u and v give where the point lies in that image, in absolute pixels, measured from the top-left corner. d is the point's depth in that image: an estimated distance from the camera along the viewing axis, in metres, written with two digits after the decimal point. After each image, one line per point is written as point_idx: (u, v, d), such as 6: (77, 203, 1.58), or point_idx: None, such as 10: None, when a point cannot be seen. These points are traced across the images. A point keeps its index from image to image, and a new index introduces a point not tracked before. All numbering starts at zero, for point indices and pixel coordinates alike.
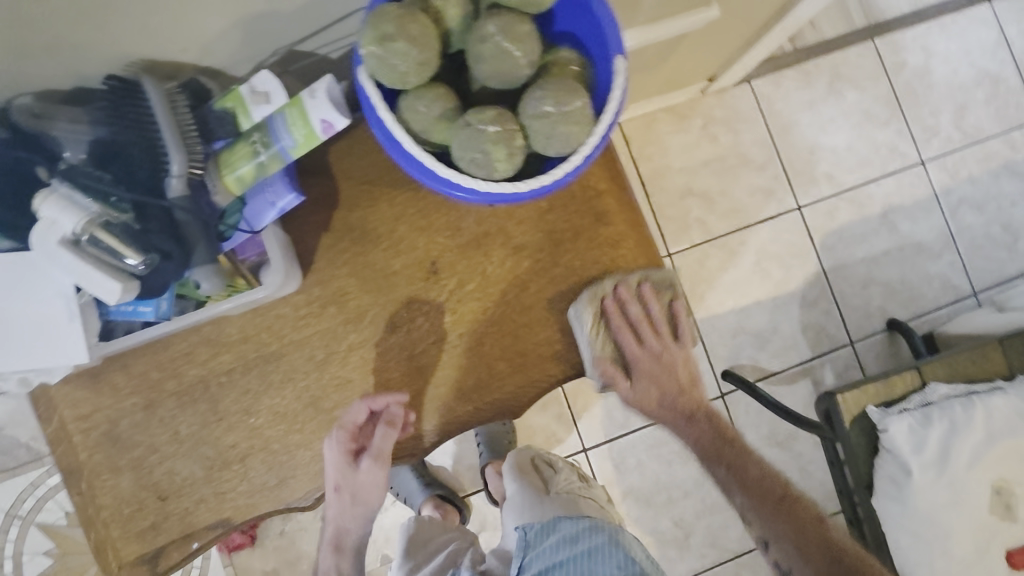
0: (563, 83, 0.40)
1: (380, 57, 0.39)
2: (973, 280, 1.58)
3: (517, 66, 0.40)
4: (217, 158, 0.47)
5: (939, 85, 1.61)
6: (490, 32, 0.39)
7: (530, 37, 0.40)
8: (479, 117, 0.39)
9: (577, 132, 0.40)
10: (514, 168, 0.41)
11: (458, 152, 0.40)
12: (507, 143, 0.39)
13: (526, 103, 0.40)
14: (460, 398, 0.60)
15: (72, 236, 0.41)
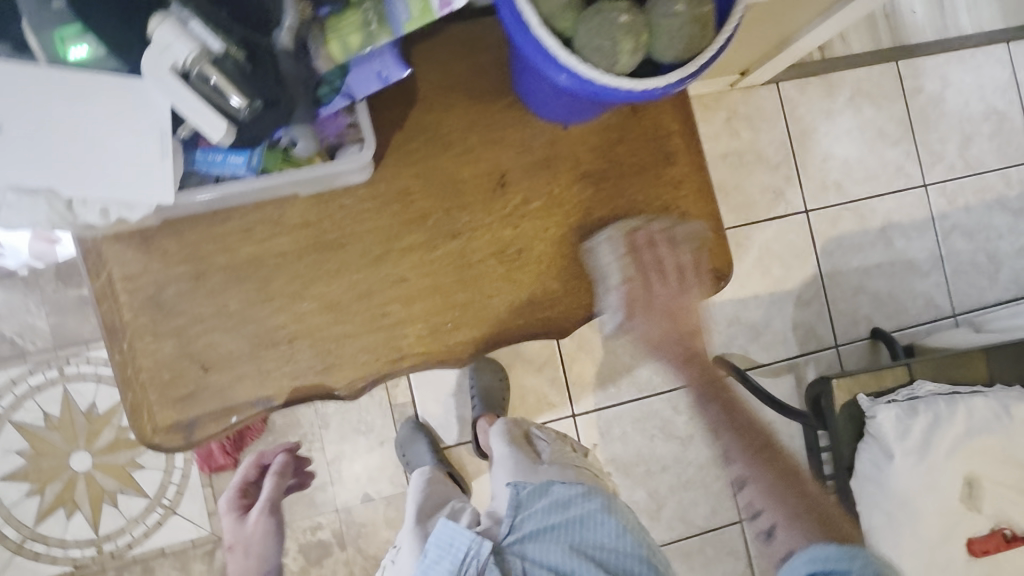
0: None
1: None
2: (954, 301, 1.66)
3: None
4: (324, 21, 0.46)
5: (950, 113, 1.68)
6: None
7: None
8: (612, 7, 0.41)
9: (700, 36, 0.42)
10: (633, 65, 0.43)
11: (582, 41, 0.42)
12: (636, 36, 0.41)
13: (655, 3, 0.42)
14: (512, 310, 0.62)
15: (182, 66, 0.40)
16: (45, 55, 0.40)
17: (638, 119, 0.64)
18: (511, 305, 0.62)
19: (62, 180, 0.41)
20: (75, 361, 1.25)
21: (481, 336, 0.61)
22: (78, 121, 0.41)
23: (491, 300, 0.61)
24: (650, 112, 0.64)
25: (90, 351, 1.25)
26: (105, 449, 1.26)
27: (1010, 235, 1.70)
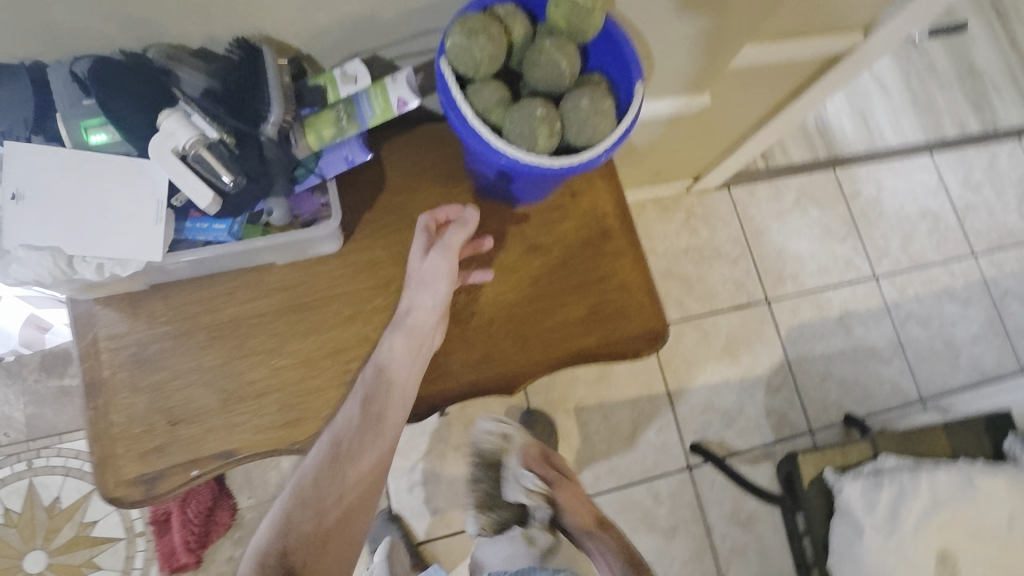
0: (595, 90, 0.53)
1: (464, 46, 0.50)
2: (922, 387, 1.71)
3: (565, 69, 0.53)
4: (304, 119, 0.58)
5: (888, 214, 1.85)
6: (547, 46, 0.53)
7: (576, 56, 0.53)
8: (531, 102, 0.51)
9: (604, 125, 0.52)
10: (551, 147, 0.52)
11: (511, 128, 0.52)
12: (550, 123, 0.51)
13: (577, 94, 0.53)
14: (464, 368, 0.66)
15: (181, 149, 0.50)
16: (69, 139, 0.49)
17: (579, 200, 0.74)
18: (464, 364, 0.66)
19: (67, 240, 0.49)
20: (44, 453, 1.24)
21: (437, 394, 0.66)
22: (90, 190, 0.49)
23: (447, 358, 0.66)
24: (589, 197, 0.74)
25: (61, 442, 1.25)
26: (61, 548, 1.21)
27: (963, 322, 1.79)
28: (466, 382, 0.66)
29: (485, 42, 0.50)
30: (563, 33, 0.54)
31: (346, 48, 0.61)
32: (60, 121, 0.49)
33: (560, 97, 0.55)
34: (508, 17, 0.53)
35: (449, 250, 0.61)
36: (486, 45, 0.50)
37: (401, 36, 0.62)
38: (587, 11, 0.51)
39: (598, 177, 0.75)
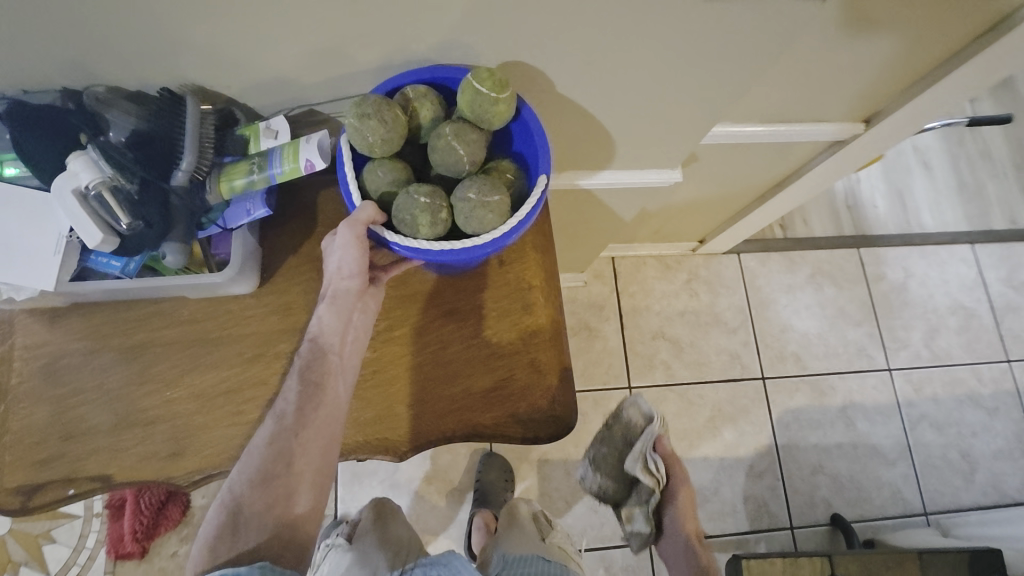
0: (486, 182, 0.54)
1: (356, 127, 0.52)
2: (926, 499, 1.57)
3: (461, 158, 0.54)
4: (222, 167, 0.60)
5: (914, 303, 1.72)
6: (445, 133, 0.54)
7: (476, 144, 0.54)
8: (417, 190, 0.53)
9: (491, 219, 0.53)
10: (436, 234, 0.54)
11: (397, 210, 0.54)
12: (431, 214, 0.52)
13: (467, 182, 0.54)
14: (354, 427, 0.67)
15: (84, 188, 0.52)
16: None
17: (505, 270, 0.72)
18: (355, 422, 0.67)
19: None
20: None
21: None
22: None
23: None
24: (517, 268, 0.72)
25: None
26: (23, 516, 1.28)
27: (984, 434, 1.65)
28: (354, 439, 0.66)
29: (379, 125, 0.52)
30: (467, 121, 0.55)
31: (281, 103, 0.63)
32: None
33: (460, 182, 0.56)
34: (416, 96, 0.55)
35: (363, 226, 0.55)
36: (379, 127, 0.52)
37: (333, 95, 0.63)
38: (490, 102, 0.52)
39: (530, 248, 0.73)
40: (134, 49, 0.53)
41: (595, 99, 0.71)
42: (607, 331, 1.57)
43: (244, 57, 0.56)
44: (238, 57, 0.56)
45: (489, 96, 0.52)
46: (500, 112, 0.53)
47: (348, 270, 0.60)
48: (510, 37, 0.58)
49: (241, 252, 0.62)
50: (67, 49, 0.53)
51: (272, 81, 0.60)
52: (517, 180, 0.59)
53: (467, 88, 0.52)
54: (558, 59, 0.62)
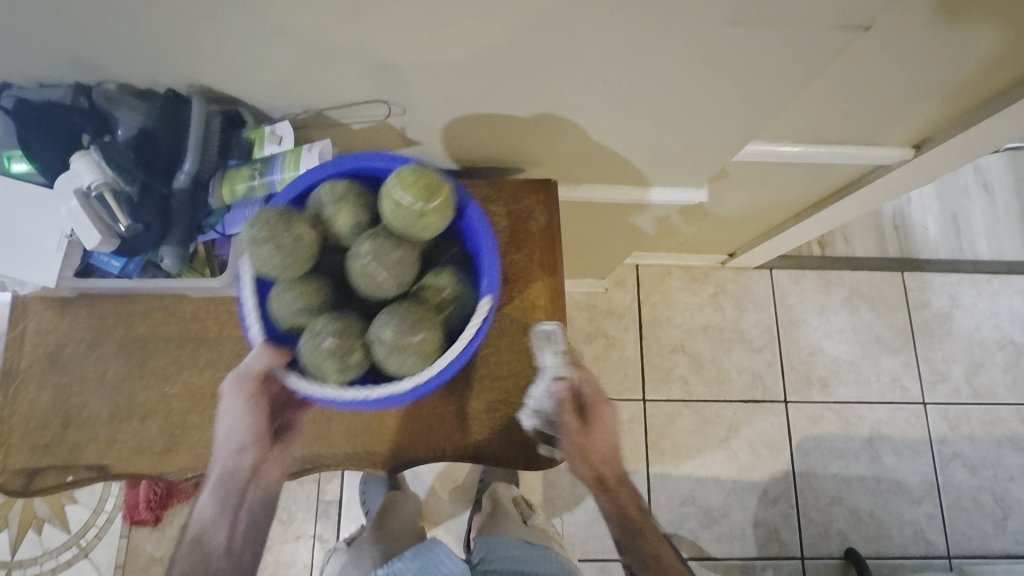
0: (404, 319, 0.49)
1: (254, 254, 0.49)
2: (950, 542, 1.49)
3: (382, 281, 0.50)
4: (226, 170, 0.60)
5: (958, 335, 1.62)
6: (362, 254, 0.50)
7: (400, 265, 0.50)
8: (322, 330, 0.49)
9: (409, 362, 0.50)
10: (347, 378, 0.51)
11: (302, 351, 0.51)
12: (338, 361, 0.49)
13: (389, 311, 0.50)
14: (345, 436, 0.66)
15: (85, 189, 0.53)
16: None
17: (509, 288, 0.71)
18: (345, 432, 0.66)
19: None
20: None
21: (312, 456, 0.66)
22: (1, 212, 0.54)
23: (332, 423, 0.66)
24: (521, 287, 0.70)
25: None
26: None
27: (1021, 479, 1.55)
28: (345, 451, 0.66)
29: (288, 249, 0.48)
30: (387, 235, 0.50)
31: (288, 106, 0.62)
32: None
33: (386, 303, 0.53)
34: (337, 206, 0.52)
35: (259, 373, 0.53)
36: (289, 251, 0.49)
37: (340, 101, 0.61)
38: (412, 217, 0.49)
39: (536, 267, 0.71)
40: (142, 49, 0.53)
41: (616, 116, 0.67)
42: (626, 340, 1.54)
43: (251, 62, 0.55)
44: (242, 60, 0.55)
45: (415, 208, 0.48)
46: (426, 225, 0.50)
47: (240, 440, 0.58)
48: (523, 52, 0.55)
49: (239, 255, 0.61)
50: (75, 45, 0.52)
51: (280, 85, 0.59)
52: (456, 295, 0.54)
53: (392, 197, 0.49)
54: (575, 75, 0.59)
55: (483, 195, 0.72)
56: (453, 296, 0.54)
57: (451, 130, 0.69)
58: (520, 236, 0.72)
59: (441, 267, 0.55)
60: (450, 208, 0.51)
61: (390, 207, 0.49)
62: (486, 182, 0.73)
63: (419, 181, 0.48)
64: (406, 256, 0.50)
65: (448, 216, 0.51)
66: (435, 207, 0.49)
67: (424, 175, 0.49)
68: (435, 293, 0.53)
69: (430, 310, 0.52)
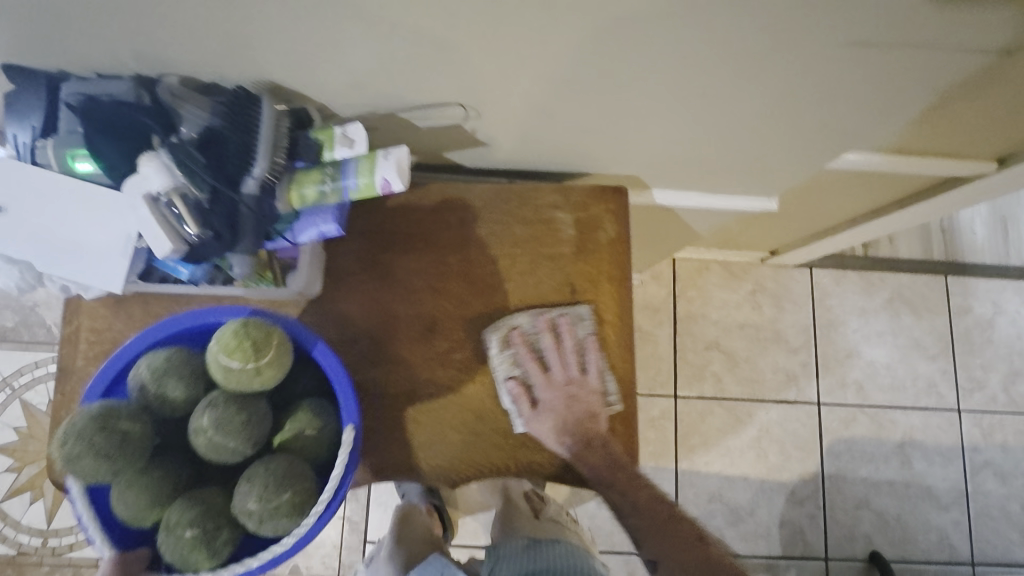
0: (268, 482, 0.49)
1: (72, 465, 0.47)
2: (975, 550, 1.48)
3: (231, 450, 0.50)
4: (294, 173, 0.56)
5: (999, 343, 1.58)
6: (204, 427, 0.49)
7: (248, 427, 0.50)
8: (179, 525, 0.49)
9: (285, 520, 0.50)
10: (220, 559, 0.51)
11: (166, 551, 0.50)
12: (204, 549, 0.49)
13: (249, 476, 0.50)
14: (407, 450, 0.65)
15: (155, 194, 0.50)
16: (57, 164, 0.50)
17: (575, 300, 0.68)
18: (407, 445, 0.65)
19: (41, 260, 0.51)
20: None
21: (376, 468, 0.65)
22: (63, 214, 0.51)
23: (393, 435, 0.65)
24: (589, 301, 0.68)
25: None
26: None
27: None
28: (406, 465, 0.65)
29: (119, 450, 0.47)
30: (227, 399, 0.50)
31: (357, 104, 0.58)
32: (51, 144, 0.50)
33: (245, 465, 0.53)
34: (167, 381, 0.51)
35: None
36: (119, 453, 0.47)
37: (412, 101, 0.58)
38: (249, 375, 0.49)
39: (603, 279, 0.69)
40: (219, 47, 0.50)
41: (697, 120, 0.63)
42: (660, 335, 1.52)
43: (325, 59, 0.51)
44: (314, 56, 0.51)
45: (247, 371, 0.49)
46: (263, 381, 0.51)
47: None
48: (616, 55, 0.52)
49: (310, 260, 0.62)
50: (141, 36, 0.49)
51: (355, 86, 0.56)
52: (315, 431, 0.55)
53: (220, 365, 0.49)
54: (665, 80, 0.56)
55: (551, 201, 0.69)
56: (313, 434, 0.55)
57: (524, 133, 0.66)
58: (587, 245, 0.69)
59: (297, 406, 0.56)
60: (288, 353, 0.53)
61: (221, 373, 0.50)
62: (554, 188, 0.70)
63: (243, 344, 0.49)
64: (252, 416, 0.50)
65: (286, 362, 0.52)
66: (267, 361, 0.50)
67: (249, 334, 0.50)
68: (293, 439, 0.54)
69: (292, 458, 0.52)
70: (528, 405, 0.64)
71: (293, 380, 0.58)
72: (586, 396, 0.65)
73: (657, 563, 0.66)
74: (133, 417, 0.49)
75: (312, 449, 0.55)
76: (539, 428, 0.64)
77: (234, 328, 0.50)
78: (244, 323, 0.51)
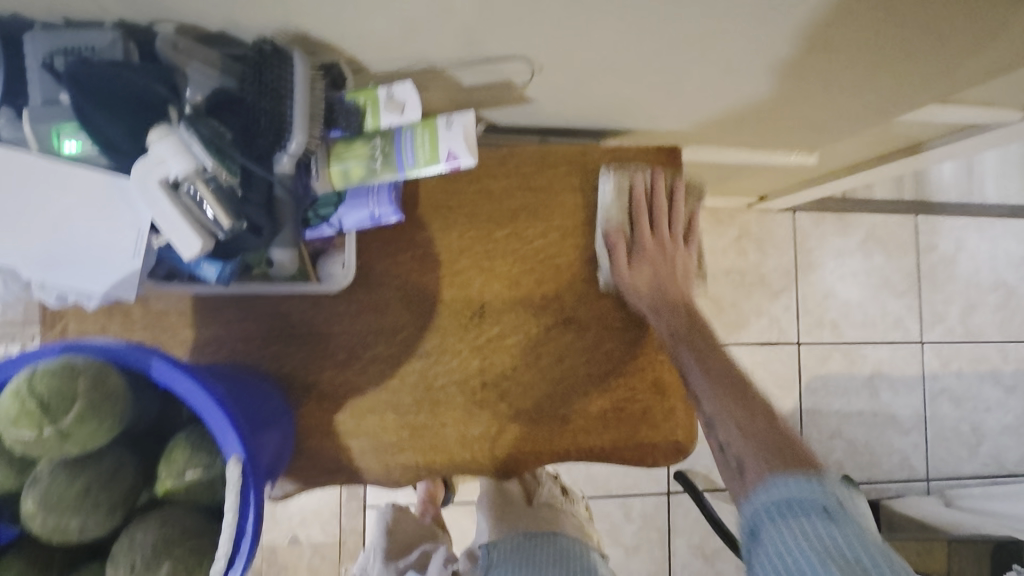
0: (130, 555, 0.37)
1: None
2: (930, 467, 1.63)
3: (83, 530, 0.38)
4: (331, 145, 0.48)
5: (959, 278, 1.67)
6: (33, 509, 0.37)
7: (90, 498, 0.37)
8: None
9: None
10: None
11: None
12: None
13: (114, 555, 0.38)
14: (461, 443, 0.60)
15: (172, 180, 0.40)
16: (37, 143, 0.40)
17: None
18: (461, 439, 0.60)
19: (26, 264, 0.41)
20: None
21: (429, 465, 0.60)
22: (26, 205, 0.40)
23: (444, 429, 0.60)
24: None
25: None
26: None
27: (996, 410, 1.68)
28: (460, 459, 0.60)
29: None
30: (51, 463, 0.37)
31: (397, 65, 0.48)
32: (25, 119, 0.40)
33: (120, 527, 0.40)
34: None
35: None
36: None
37: (468, 58, 0.48)
38: (48, 436, 0.36)
39: (661, 252, 0.64)
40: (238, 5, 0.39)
41: (764, 85, 0.57)
42: None
43: (367, 13, 0.41)
44: (354, 12, 0.41)
45: (47, 438, 0.36)
46: (85, 441, 0.37)
47: None
48: (720, 11, 0.44)
49: (349, 249, 0.55)
50: None
51: (399, 44, 0.45)
52: (199, 471, 0.41)
53: (13, 440, 0.36)
54: (756, 40, 0.48)
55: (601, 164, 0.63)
56: (196, 474, 0.41)
57: (579, 93, 0.57)
58: (652, 203, 0.63)
59: (171, 444, 0.42)
60: (117, 389, 0.39)
61: (25, 446, 0.37)
62: (606, 150, 0.63)
63: (27, 405, 0.35)
64: (92, 483, 0.37)
65: (116, 407, 0.38)
66: (71, 414, 0.36)
67: (36, 389, 0.36)
68: (170, 487, 0.41)
69: (165, 515, 0.39)
70: (622, 256, 0.60)
71: (171, 408, 0.45)
72: (684, 262, 0.62)
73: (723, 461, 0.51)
74: None
75: (201, 495, 0.42)
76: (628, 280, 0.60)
77: (18, 386, 0.36)
78: (32, 375, 0.36)
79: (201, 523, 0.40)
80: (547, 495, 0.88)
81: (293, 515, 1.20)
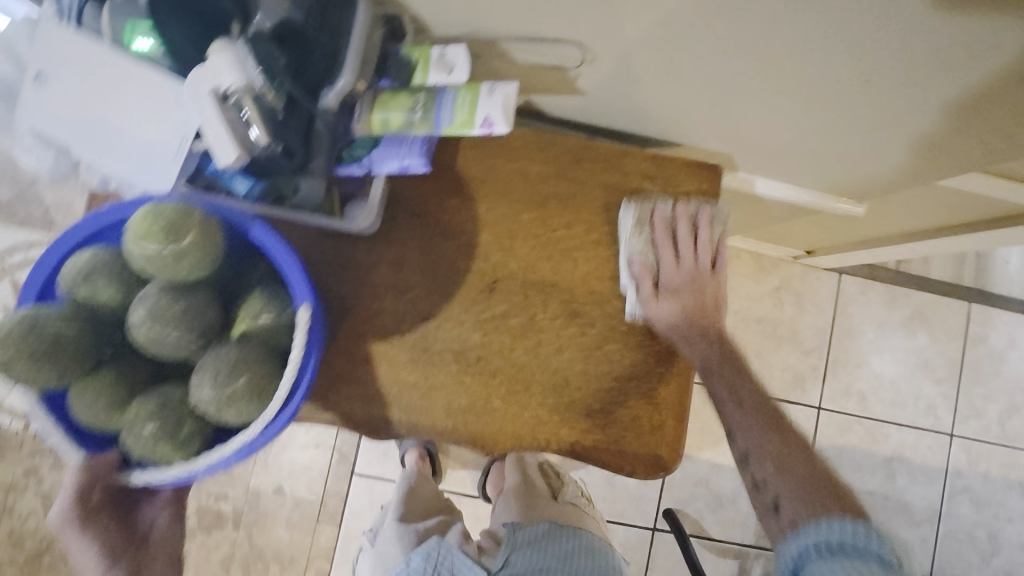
0: (220, 364, 0.42)
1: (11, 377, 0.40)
2: (935, 566, 1.54)
3: (179, 345, 0.42)
4: (377, 93, 0.49)
5: (1005, 377, 1.57)
6: (140, 318, 0.41)
7: (187, 317, 0.42)
8: (136, 418, 0.42)
9: (247, 405, 0.43)
10: (193, 450, 0.44)
11: (133, 447, 0.43)
12: (171, 440, 0.42)
13: (201, 368, 0.42)
14: (445, 410, 0.60)
15: (222, 91, 0.42)
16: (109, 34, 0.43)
17: None
18: (447, 407, 0.60)
19: (78, 144, 0.45)
20: None
21: (410, 425, 0.60)
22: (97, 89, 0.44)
23: (434, 392, 0.60)
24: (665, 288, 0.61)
25: None
26: None
27: (1020, 523, 1.57)
28: (440, 425, 0.60)
29: (51, 352, 0.40)
30: (160, 282, 0.42)
31: (455, 31, 0.50)
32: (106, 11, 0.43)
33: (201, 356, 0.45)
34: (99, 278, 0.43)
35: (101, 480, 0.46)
36: (57, 356, 0.40)
37: (524, 35, 0.49)
38: (167, 253, 0.41)
39: None
40: None
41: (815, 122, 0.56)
42: None
43: None
44: None
45: (169, 253, 0.41)
46: (195, 265, 0.42)
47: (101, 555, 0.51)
48: (776, 34, 0.44)
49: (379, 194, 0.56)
50: None
51: (459, 9, 0.47)
52: (273, 316, 0.46)
53: (139, 254, 0.41)
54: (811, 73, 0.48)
55: (640, 169, 0.64)
56: (271, 320, 0.45)
57: (629, 94, 0.58)
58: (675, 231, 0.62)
59: (248, 293, 0.47)
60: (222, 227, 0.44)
61: (144, 263, 0.42)
62: (647, 156, 0.64)
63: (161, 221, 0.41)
64: (194, 305, 0.42)
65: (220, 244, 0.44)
66: (193, 236, 0.41)
67: (164, 212, 0.41)
68: (247, 328, 0.45)
69: (247, 342, 0.44)
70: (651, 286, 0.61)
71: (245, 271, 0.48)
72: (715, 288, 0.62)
73: (779, 505, 0.55)
74: (67, 318, 0.42)
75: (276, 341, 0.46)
76: (658, 308, 0.60)
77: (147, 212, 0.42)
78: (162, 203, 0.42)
79: (273, 355, 0.45)
80: (572, 495, 0.90)
81: (282, 463, 1.22)
